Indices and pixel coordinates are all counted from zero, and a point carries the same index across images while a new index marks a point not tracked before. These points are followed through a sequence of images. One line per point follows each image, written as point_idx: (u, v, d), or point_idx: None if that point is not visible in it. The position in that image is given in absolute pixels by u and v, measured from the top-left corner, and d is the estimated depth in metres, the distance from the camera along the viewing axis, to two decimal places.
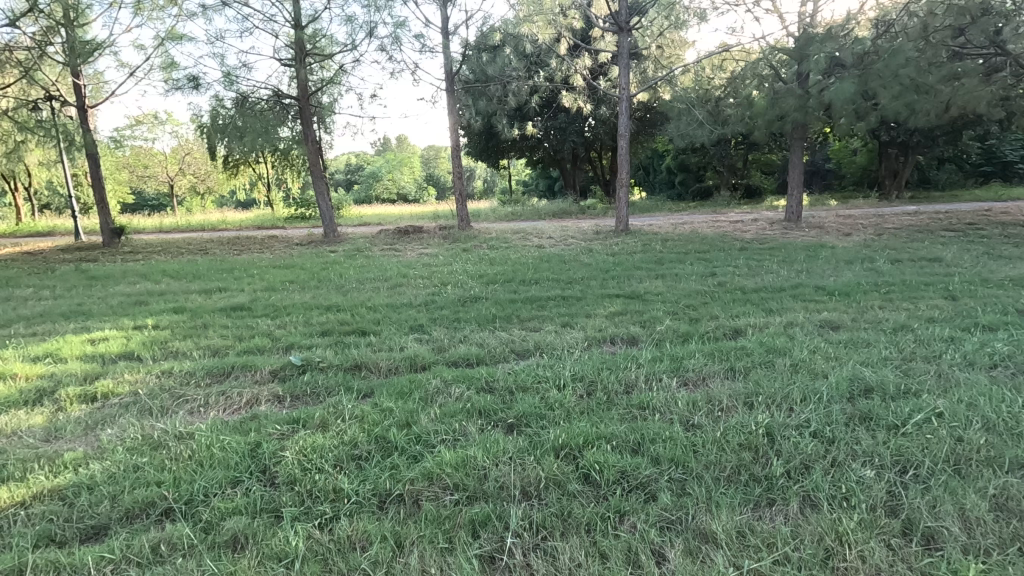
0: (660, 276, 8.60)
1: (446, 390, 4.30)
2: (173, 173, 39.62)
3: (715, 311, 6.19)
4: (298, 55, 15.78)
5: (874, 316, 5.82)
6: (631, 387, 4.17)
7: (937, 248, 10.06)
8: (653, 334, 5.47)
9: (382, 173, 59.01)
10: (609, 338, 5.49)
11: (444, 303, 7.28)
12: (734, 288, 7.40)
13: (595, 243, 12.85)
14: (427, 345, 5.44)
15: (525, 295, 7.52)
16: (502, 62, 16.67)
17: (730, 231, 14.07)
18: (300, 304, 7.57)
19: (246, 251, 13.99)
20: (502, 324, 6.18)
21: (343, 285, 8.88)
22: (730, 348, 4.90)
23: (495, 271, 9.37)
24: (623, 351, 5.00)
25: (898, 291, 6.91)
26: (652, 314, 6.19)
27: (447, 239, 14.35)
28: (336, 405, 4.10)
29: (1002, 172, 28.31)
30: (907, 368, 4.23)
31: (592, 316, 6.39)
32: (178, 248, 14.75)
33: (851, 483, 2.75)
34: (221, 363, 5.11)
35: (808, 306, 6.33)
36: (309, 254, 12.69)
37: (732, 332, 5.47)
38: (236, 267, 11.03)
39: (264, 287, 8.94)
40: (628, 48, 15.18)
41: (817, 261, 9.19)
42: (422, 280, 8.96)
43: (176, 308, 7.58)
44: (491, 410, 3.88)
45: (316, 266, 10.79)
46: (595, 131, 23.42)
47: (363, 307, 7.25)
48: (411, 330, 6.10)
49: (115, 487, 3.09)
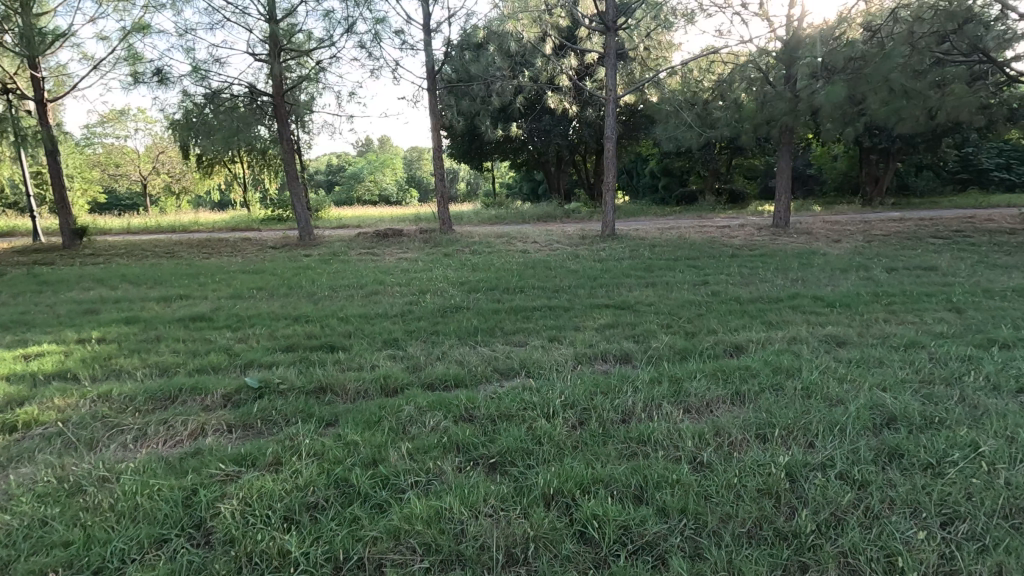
0: (651, 284, 8.21)
1: (421, 418, 3.81)
2: (146, 173, 38.46)
3: (712, 324, 5.78)
4: (271, 50, 15.05)
5: (879, 330, 5.46)
6: (630, 417, 3.72)
7: (930, 256, 9.82)
8: (647, 351, 5.03)
9: (363, 174, 58.17)
10: (601, 355, 5.04)
11: (422, 314, 6.79)
12: (729, 298, 7.02)
13: (581, 248, 12.44)
14: (400, 364, 4.93)
15: (509, 305, 7.05)
16: (485, 62, 16.16)
17: (718, 237, 13.77)
18: (267, 314, 7.00)
19: (216, 254, 13.31)
20: (484, 339, 5.70)
21: (315, 293, 8.31)
22: (732, 368, 4.47)
23: (476, 278, 8.89)
24: (617, 371, 4.55)
25: (900, 303, 6.57)
26: (646, 327, 5.77)
27: (428, 243, 13.82)
28: (293, 437, 3.58)
29: (977, 179, 28.75)
30: (929, 394, 3.84)
31: (580, 329, 5.95)
32: (142, 250, 13.97)
33: (898, 545, 2.34)
34: (168, 385, 4.53)
35: (809, 319, 5.95)
36: (283, 258, 12.08)
37: (734, 350, 5.06)
38: (203, 272, 10.39)
39: (230, 294, 8.33)
40: (614, 49, 14.82)
41: (811, 269, 8.87)
42: (400, 288, 8.44)
43: (128, 318, 6.94)
44: (470, 445, 3.40)
45: (288, 271, 10.20)
46: (579, 134, 23.08)
47: (334, 318, 6.70)
48: (385, 345, 5.58)
49: (10, 552, 2.54)
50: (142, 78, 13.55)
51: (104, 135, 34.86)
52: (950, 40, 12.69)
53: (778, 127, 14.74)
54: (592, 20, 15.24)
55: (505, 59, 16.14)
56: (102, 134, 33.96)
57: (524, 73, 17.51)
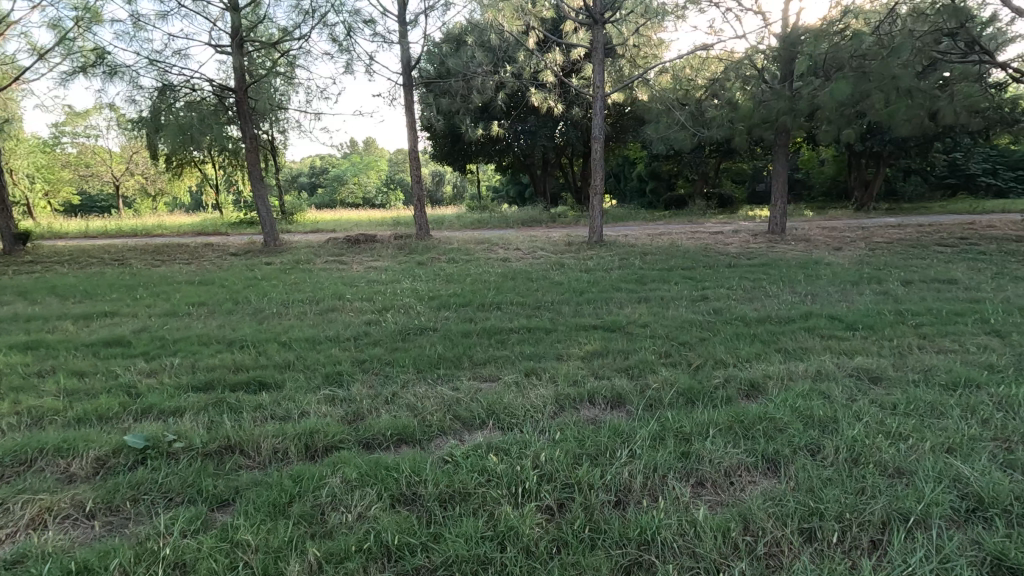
0: (643, 299, 7.32)
1: (349, 497, 2.86)
2: (119, 175, 36.72)
3: (719, 354, 4.88)
4: (234, 43, 13.77)
5: (916, 362, 4.58)
6: (625, 500, 2.79)
7: (944, 267, 9.04)
8: (645, 392, 4.08)
9: (347, 176, 56.83)
10: (587, 397, 4.09)
11: (379, 337, 5.81)
12: (734, 318, 6.14)
13: (566, 256, 11.52)
14: (337, 411, 3.93)
15: (481, 326, 6.09)
16: (465, 58, 15.15)
17: (713, 244, 12.93)
18: (199, 338, 5.97)
19: (171, 261, 12.19)
20: (447, 371, 4.75)
21: (263, 310, 7.32)
22: (753, 419, 3.54)
23: (448, 292, 7.92)
24: (610, 422, 3.61)
25: (929, 325, 5.71)
26: (641, 358, 4.83)
27: (402, 250, 12.85)
28: (160, 534, 2.58)
29: (965, 184, 28.32)
30: (1011, 460, 2.96)
31: (563, 359, 4.99)
32: (90, 257, 12.81)
33: None
34: (27, 442, 3.47)
35: (830, 346, 5.05)
36: (240, 267, 10.98)
37: (749, 390, 4.15)
38: (144, 283, 9.26)
39: (163, 312, 7.22)
40: (602, 44, 14.08)
41: (819, 282, 8.02)
42: (361, 303, 7.46)
43: (29, 343, 5.83)
44: (405, 549, 2.44)
45: (240, 283, 9.12)
46: (566, 136, 22.26)
47: (275, 343, 5.69)
48: (326, 381, 4.59)
49: None
50: (91, 71, 12.31)
51: (73, 134, 33.20)
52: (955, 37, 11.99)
53: (774, 128, 13.96)
54: (579, 13, 14.44)
55: (485, 54, 15.23)
56: (71, 132, 32.39)
57: (507, 68, 16.47)
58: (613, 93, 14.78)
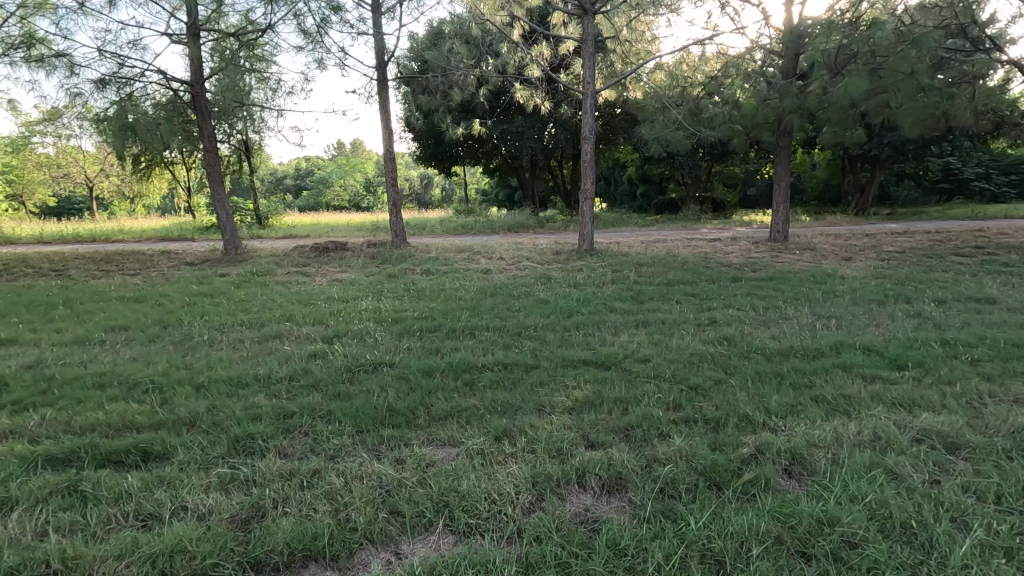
0: (641, 323, 6.28)
1: None
2: (93, 175, 35.00)
3: (744, 406, 3.82)
4: (189, 31, 12.46)
5: (996, 420, 3.54)
6: None
7: (974, 282, 8.09)
8: (656, 473, 3.00)
9: (332, 179, 55.47)
10: (575, 477, 3.02)
11: (320, 377, 4.71)
12: (753, 351, 5.11)
13: (554, 267, 10.49)
14: (230, 504, 2.83)
15: (448, 362, 5.00)
16: (445, 51, 14.00)
17: (713, 253, 11.94)
18: (96, 377, 4.80)
19: (115, 272, 10.98)
20: (396, 433, 3.64)
21: (195, 335, 6.18)
22: (814, 524, 2.49)
23: (414, 314, 6.84)
24: (612, 528, 2.53)
25: (987, 361, 4.72)
26: (645, 411, 3.77)
27: (374, 260, 11.76)
28: None
29: (959, 189, 27.61)
30: None
31: (544, 412, 3.92)
32: (26, 266, 11.56)
33: None
34: None
35: (880, 394, 4.02)
36: (190, 280, 9.80)
37: (791, 466, 3.10)
38: (71, 300, 8.07)
39: (72, 339, 6.06)
40: (593, 36, 12.94)
41: (841, 301, 7.02)
42: (311, 328, 6.36)
43: None
44: None
45: (181, 300, 7.98)
46: (555, 138, 21.21)
47: (189, 385, 4.57)
48: (232, 450, 3.45)
49: None
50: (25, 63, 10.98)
51: (44, 133, 31.54)
52: (970, 32, 11.07)
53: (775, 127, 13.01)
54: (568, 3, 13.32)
55: (466, 47, 14.07)
56: (43, 130, 30.89)
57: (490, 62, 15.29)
58: (604, 90, 13.71)
